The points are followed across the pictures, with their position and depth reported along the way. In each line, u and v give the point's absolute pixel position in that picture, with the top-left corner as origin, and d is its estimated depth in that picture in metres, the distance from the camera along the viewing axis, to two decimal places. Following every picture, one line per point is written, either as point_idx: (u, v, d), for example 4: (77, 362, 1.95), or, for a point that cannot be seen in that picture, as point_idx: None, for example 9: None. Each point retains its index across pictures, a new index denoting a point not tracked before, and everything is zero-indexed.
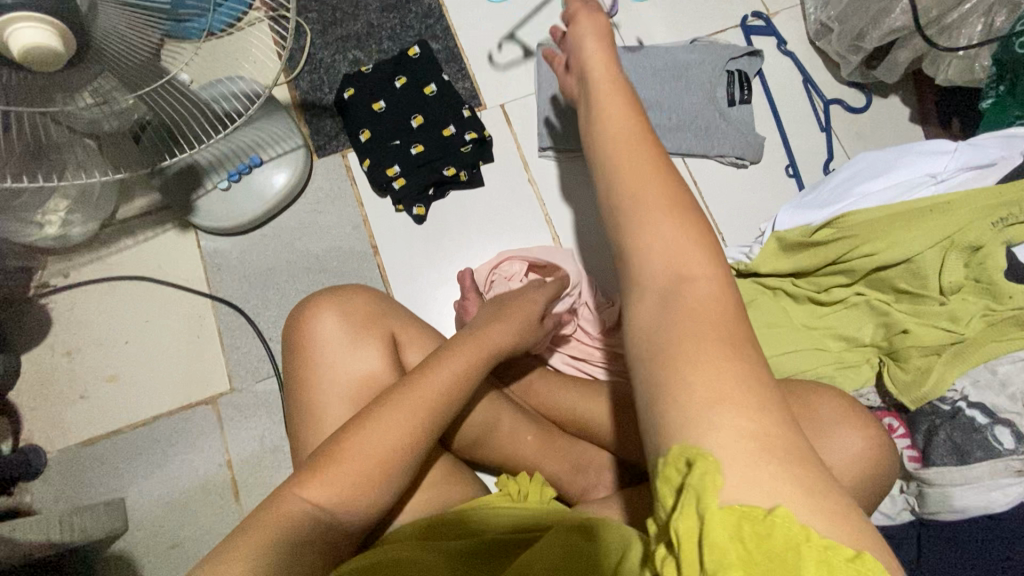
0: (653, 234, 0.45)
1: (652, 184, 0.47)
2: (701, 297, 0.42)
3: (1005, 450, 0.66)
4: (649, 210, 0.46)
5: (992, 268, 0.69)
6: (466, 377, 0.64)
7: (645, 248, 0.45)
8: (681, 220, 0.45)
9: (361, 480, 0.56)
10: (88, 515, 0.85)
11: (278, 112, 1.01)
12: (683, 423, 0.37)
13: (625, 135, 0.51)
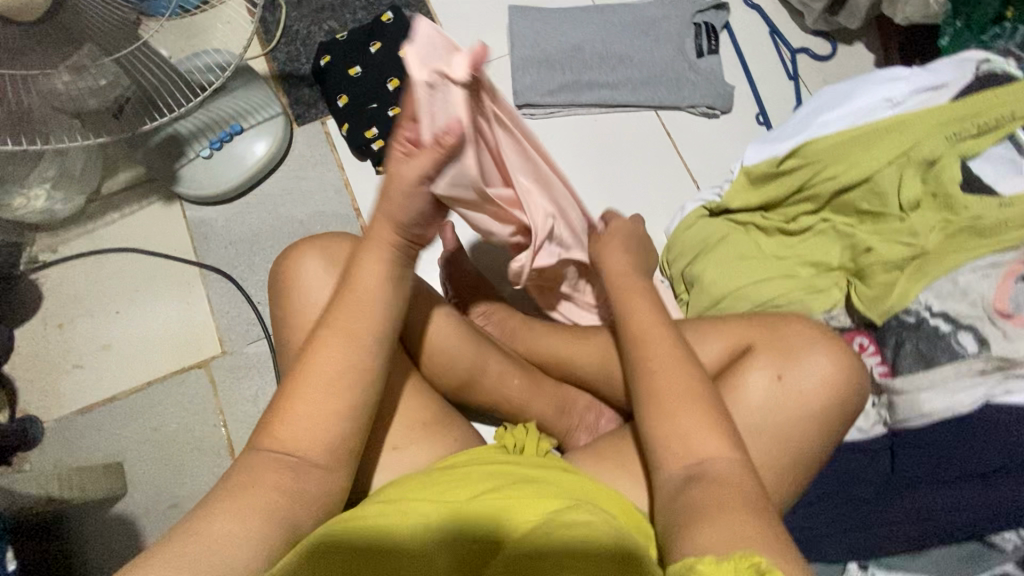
0: (645, 348, 0.63)
1: (678, 389, 0.59)
2: (690, 381, 0.59)
3: (968, 353, 0.69)
4: (670, 421, 0.57)
5: (947, 181, 0.73)
6: (382, 292, 0.59)
7: (641, 354, 0.63)
8: (699, 420, 0.57)
9: (315, 420, 0.56)
10: (85, 476, 0.87)
11: (256, 82, 1.04)
12: (689, 529, 0.50)
13: (643, 342, 0.63)
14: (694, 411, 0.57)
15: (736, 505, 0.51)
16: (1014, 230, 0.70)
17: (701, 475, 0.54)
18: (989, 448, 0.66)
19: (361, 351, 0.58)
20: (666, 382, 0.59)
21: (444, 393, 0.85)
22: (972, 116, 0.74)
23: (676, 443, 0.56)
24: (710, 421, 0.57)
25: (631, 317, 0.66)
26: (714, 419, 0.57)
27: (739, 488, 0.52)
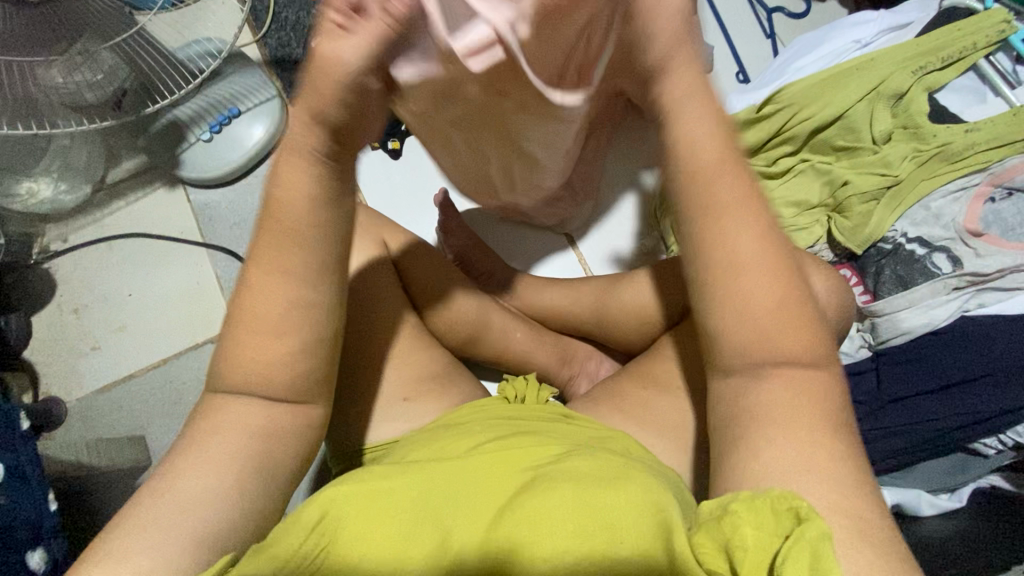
0: (719, 225, 0.48)
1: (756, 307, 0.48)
2: (754, 253, 0.48)
3: (943, 272, 0.74)
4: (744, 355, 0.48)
5: (915, 113, 0.78)
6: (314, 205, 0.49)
7: (709, 252, 0.49)
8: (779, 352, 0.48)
9: (278, 370, 0.51)
10: (113, 446, 0.91)
11: (252, 68, 1.08)
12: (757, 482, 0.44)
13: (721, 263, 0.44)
14: (763, 279, 0.48)
15: (799, 421, 0.46)
16: (979, 153, 0.75)
17: (764, 371, 0.48)
18: (964, 355, 0.72)
19: (311, 284, 0.51)
20: (738, 264, 0.48)
21: (451, 349, 0.88)
22: (937, 49, 0.78)
23: (739, 329, 0.48)
24: (787, 304, 0.48)
25: (699, 178, 0.48)
26: (790, 301, 0.48)
27: (817, 397, 0.47)
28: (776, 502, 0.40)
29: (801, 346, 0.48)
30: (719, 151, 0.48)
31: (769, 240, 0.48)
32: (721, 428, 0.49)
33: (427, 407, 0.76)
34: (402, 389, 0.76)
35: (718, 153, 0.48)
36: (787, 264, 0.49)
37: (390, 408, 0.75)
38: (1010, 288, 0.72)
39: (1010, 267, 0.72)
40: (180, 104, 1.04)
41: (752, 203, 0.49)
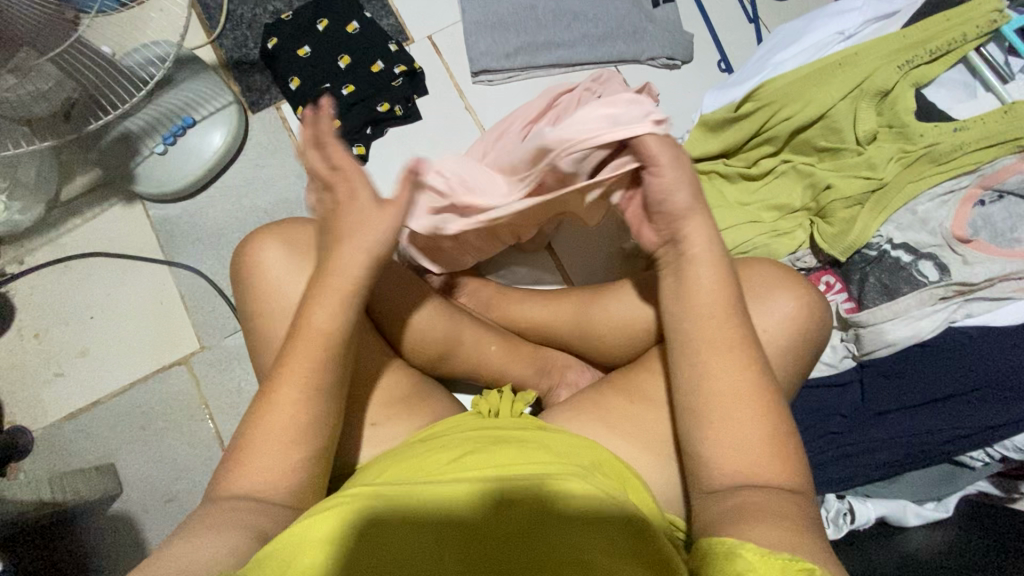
0: (706, 360, 0.58)
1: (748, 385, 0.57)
2: (743, 388, 0.56)
3: (928, 281, 0.73)
4: (740, 416, 0.56)
5: (901, 111, 0.75)
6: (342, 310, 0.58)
7: (693, 366, 0.58)
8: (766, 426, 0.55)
9: (281, 451, 0.54)
10: (79, 478, 0.88)
11: (204, 72, 1.01)
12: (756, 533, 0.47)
13: (726, 337, 0.58)
14: (743, 414, 0.56)
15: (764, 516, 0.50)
16: (969, 154, 0.73)
17: (738, 492, 0.53)
18: (952, 367, 0.69)
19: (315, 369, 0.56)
20: (719, 393, 0.57)
21: (421, 368, 0.84)
22: (924, 41, 0.75)
23: (711, 452, 0.56)
24: (759, 436, 0.55)
25: (698, 320, 0.59)
26: (766, 435, 0.55)
27: (786, 514, 0.50)
28: (788, 562, 0.43)
29: (770, 473, 0.54)
30: (711, 310, 0.59)
31: (751, 373, 0.57)
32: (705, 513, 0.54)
33: (397, 431, 0.73)
34: (369, 414, 0.73)
35: (723, 305, 0.59)
36: (768, 404, 0.56)
37: (358, 434, 0.72)
38: (998, 298, 0.70)
39: (997, 277, 0.70)
40: (131, 115, 0.98)
41: (734, 348, 0.58)
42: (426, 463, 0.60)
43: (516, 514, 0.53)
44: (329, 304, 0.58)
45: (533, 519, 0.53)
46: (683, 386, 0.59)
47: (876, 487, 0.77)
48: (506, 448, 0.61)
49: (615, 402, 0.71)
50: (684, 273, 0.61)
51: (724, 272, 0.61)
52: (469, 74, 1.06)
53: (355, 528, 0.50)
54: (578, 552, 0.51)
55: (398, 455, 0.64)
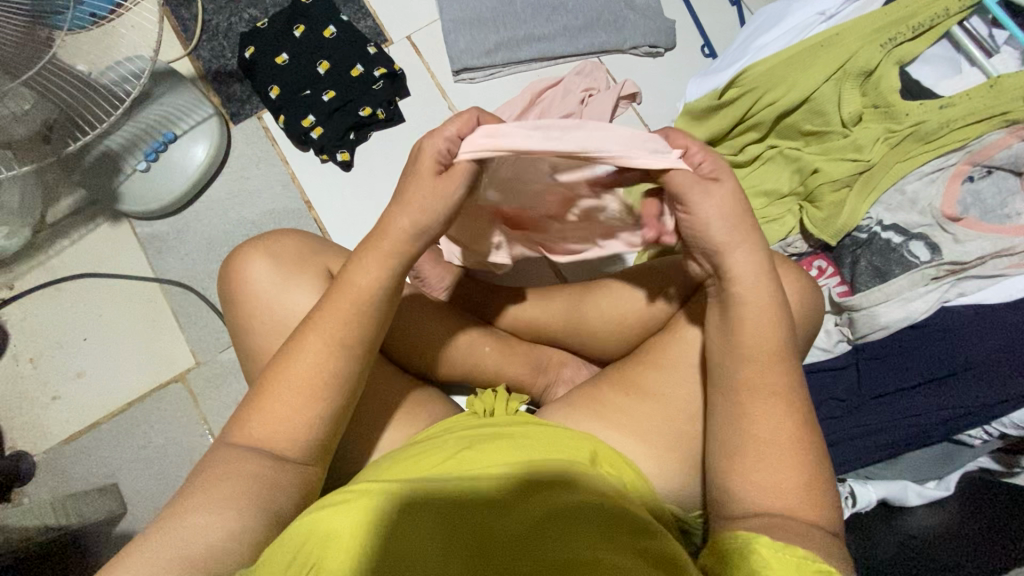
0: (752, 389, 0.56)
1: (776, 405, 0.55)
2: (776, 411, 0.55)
3: (920, 261, 0.72)
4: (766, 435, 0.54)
5: (885, 91, 0.74)
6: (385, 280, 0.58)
7: (736, 408, 0.56)
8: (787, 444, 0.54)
9: (286, 420, 0.55)
10: (83, 500, 0.88)
11: (182, 85, 1.00)
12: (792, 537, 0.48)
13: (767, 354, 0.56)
14: (778, 452, 0.54)
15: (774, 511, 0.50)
16: (955, 131, 0.72)
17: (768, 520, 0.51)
18: (946, 349, 0.69)
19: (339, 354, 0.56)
20: (761, 437, 0.54)
21: (417, 372, 0.83)
22: (906, 19, 0.74)
23: (743, 484, 0.54)
24: (788, 472, 0.53)
25: (741, 362, 0.57)
26: (799, 473, 0.53)
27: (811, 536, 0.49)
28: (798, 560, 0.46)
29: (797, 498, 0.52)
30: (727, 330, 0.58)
31: (786, 416, 0.55)
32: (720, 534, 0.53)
33: (393, 440, 0.72)
34: (363, 424, 0.71)
35: (773, 347, 0.56)
36: (803, 446, 0.54)
37: (354, 444, 0.71)
38: (990, 276, 0.70)
39: (989, 255, 0.69)
40: (111, 133, 0.97)
41: (773, 393, 0.55)
42: (433, 458, 0.60)
43: (533, 522, 0.51)
44: (359, 294, 0.58)
45: (554, 523, 0.51)
46: (720, 425, 0.57)
47: (875, 469, 0.78)
48: (516, 450, 0.60)
49: (613, 397, 0.71)
50: (732, 310, 0.57)
51: (775, 309, 0.57)
52: (450, 73, 1.05)
53: (377, 519, 0.50)
54: (594, 554, 0.48)
55: (399, 455, 0.63)
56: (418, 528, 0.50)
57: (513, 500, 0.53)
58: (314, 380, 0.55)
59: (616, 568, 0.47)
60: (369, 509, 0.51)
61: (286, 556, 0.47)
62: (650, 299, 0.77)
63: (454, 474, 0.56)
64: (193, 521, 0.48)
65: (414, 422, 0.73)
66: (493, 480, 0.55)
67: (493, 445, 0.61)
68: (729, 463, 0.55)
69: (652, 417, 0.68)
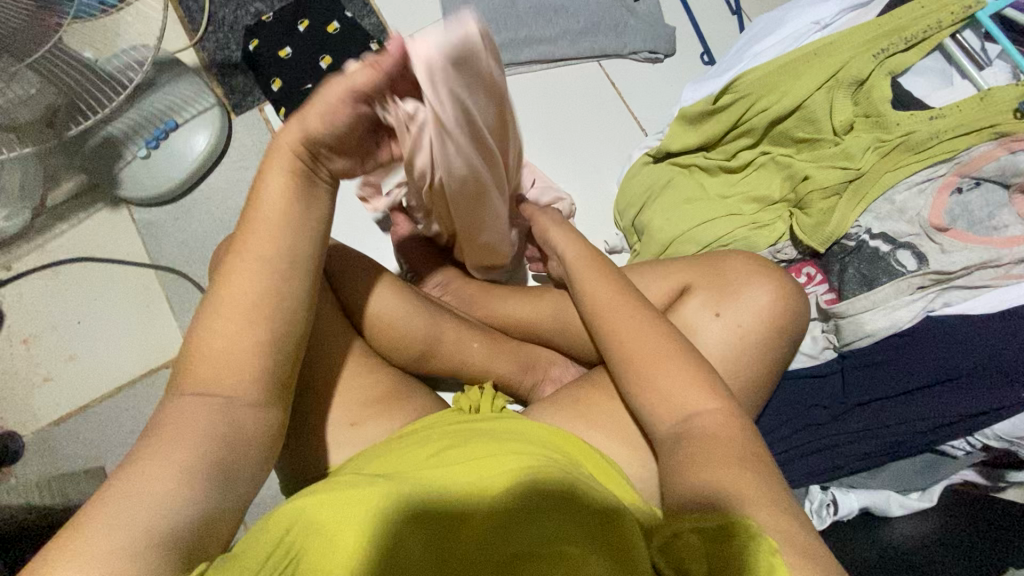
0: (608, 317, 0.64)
1: (651, 338, 0.60)
2: (648, 341, 0.60)
3: (907, 270, 0.73)
4: (644, 369, 0.59)
5: (877, 100, 0.76)
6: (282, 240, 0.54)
7: (647, 388, 0.58)
8: (674, 361, 0.58)
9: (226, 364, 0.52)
10: (67, 481, 0.90)
11: (187, 75, 1.01)
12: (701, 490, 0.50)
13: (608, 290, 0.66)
14: (675, 370, 0.58)
15: (742, 479, 0.50)
16: (943, 142, 0.74)
17: (687, 432, 0.55)
18: (929, 358, 0.69)
19: (277, 273, 0.54)
20: (633, 352, 0.60)
21: (401, 365, 0.82)
22: (900, 29, 0.76)
23: (652, 407, 0.58)
24: (688, 379, 0.57)
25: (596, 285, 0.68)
26: (686, 369, 0.58)
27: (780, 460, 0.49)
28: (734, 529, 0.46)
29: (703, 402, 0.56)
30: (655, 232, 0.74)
31: (659, 332, 0.61)
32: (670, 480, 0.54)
33: (376, 430, 0.72)
34: (345, 414, 0.71)
35: (629, 308, 0.64)
36: (673, 340, 0.60)
37: (337, 433, 0.71)
38: (975, 287, 0.70)
39: (974, 265, 0.70)
40: (114, 120, 0.98)
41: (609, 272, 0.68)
42: (414, 456, 0.60)
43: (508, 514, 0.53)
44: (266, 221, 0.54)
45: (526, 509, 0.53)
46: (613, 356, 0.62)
47: (858, 478, 0.77)
48: (497, 447, 0.60)
49: (598, 396, 0.71)
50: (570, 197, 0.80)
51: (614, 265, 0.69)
52: None
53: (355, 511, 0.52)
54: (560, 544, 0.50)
55: (375, 452, 0.62)
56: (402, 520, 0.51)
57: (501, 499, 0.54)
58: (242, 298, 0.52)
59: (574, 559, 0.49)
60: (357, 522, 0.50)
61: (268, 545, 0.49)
62: None
63: (441, 470, 0.57)
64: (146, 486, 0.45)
65: (399, 415, 0.73)
66: (470, 487, 0.55)
67: (472, 440, 0.61)
68: (633, 386, 0.59)
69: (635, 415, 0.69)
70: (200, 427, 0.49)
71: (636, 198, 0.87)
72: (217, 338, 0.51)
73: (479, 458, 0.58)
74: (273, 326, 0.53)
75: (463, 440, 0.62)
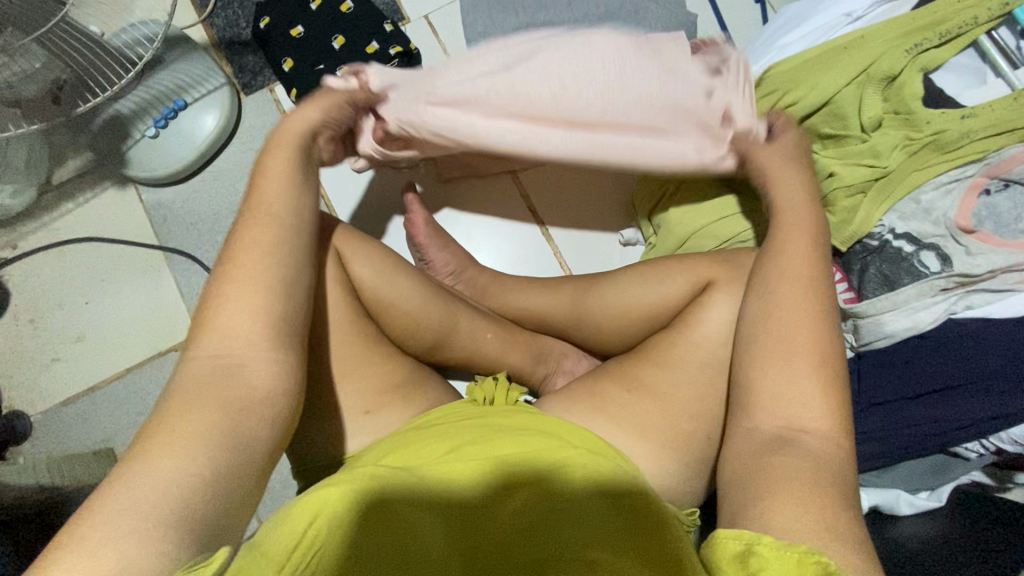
0: (780, 285, 0.59)
1: (805, 333, 0.56)
2: (806, 325, 0.56)
3: (931, 272, 0.72)
4: (786, 353, 0.55)
5: (908, 97, 0.74)
6: (278, 249, 0.54)
7: (779, 370, 0.54)
8: (816, 361, 0.54)
9: (219, 358, 0.49)
10: (78, 461, 0.90)
11: (196, 53, 0.99)
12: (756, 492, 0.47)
13: (790, 268, 0.60)
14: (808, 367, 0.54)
15: (822, 494, 0.46)
16: (974, 142, 0.72)
17: (791, 440, 0.51)
18: (948, 362, 0.69)
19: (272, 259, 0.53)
20: (773, 323, 0.57)
21: (415, 355, 0.81)
22: (934, 24, 0.74)
23: (766, 401, 0.54)
24: (817, 385, 0.53)
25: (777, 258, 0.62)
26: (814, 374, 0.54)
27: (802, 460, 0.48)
28: (802, 554, 0.40)
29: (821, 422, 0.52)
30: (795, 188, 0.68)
31: (821, 326, 0.56)
32: (733, 480, 0.51)
33: (390, 420, 0.71)
34: (359, 403, 0.71)
35: (804, 279, 0.59)
36: (822, 342, 0.55)
37: (351, 422, 0.70)
38: (1000, 290, 0.69)
39: (1000, 269, 0.69)
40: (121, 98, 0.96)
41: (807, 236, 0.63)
42: (432, 448, 0.59)
43: (520, 518, 0.53)
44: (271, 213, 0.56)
45: (543, 516, 0.53)
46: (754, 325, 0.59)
47: (869, 477, 0.78)
48: (516, 443, 0.60)
49: (614, 392, 0.71)
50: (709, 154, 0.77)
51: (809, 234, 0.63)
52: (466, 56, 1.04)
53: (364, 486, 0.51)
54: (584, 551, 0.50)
55: (392, 443, 0.62)
56: (406, 501, 0.52)
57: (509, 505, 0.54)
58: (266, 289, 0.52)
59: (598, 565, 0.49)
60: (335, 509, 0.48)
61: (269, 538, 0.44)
62: (656, 294, 0.76)
63: (450, 466, 0.57)
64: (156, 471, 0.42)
65: (413, 405, 0.73)
66: (478, 490, 0.55)
67: (487, 433, 0.61)
68: (759, 358, 0.56)
69: (651, 411, 0.69)
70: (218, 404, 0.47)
71: (651, 193, 0.91)
72: (248, 332, 0.51)
73: (494, 455, 0.58)
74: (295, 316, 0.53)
75: (476, 433, 0.62)
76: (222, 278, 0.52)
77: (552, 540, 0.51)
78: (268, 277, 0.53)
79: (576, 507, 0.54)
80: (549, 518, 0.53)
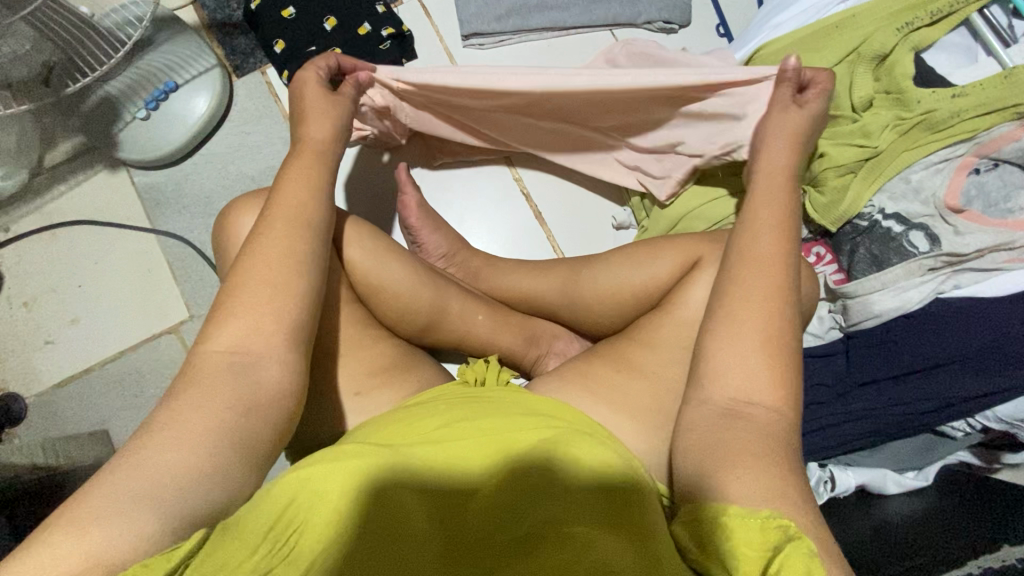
0: (735, 271, 0.58)
1: (757, 317, 0.55)
2: (766, 305, 0.55)
3: (919, 252, 0.72)
4: (733, 334, 0.54)
5: (898, 76, 0.73)
6: (302, 248, 0.56)
7: (725, 346, 0.54)
8: (773, 343, 0.53)
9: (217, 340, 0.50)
10: (73, 443, 0.92)
11: (186, 33, 0.98)
12: (733, 461, 0.47)
13: (754, 249, 0.59)
14: (759, 351, 0.53)
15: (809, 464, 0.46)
16: (964, 121, 0.72)
17: (738, 413, 0.51)
18: (938, 340, 0.69)
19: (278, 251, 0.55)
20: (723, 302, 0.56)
21: (406, 337, 0.82)
22: (924, 4, 0.74)
23: (715, 373, 0.54)
24: (763, 366, 0.52)
25: (746, 239, 0.61)
26: (766, 345, 0.53)
27: (776, 430, 0.50)
28: (765, 520, 0.43)
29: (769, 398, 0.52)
30: None
31: (771, 309, 0.55)
32: (699, 451, 0.50)
33: (381, 400, 0.72)
34: (350, 383, 0.71)
35: (766, 263, 0.58)
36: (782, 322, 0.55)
37: (341, 402, 0.71)
38: (988, 269, 0.70)
39: (988, 248, 0.70)
40: (110, 79, 0.95)
41: (760, 215, 0.62)
42: (421, 426, 0.59)
43: (500, 496, 0.53)
44: (303, 199, 0.60)
45: (520, 493, 0.53)
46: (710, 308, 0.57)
47: (856, 457, 0.78)
48: (505, 420, 0.59)
49: (602, 371, 0.71)
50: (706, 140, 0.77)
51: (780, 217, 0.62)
52: (459, 38, 1.03)
53: (344, 486, 0.48)
54: (566, 527, 0.50)
55: (383, 420, 0.63)
56: (391, 486, 0.51)
57: (496, 480, 0.54)
58: (266, 272, 0.53)
59: (578, 541, 0.49)
60: (326, 492, 0.48)
61: (266, 518, 0.45)
62: (646, 275, 0.76)
63: (438, 441, 0.56)
64: (157, 453, 0.43)
65: (404, 385, 0.73)
66: (464, 465, 0.54)
67: (471, 416, 0.60)
68: (713, 337, 0.55)
69: (641, 391, 0.69)
70: (223, 397, 0.48)
71: None
72: (247, 319, 0.52)
73: (483, 433, 0.57)
74: (285, 291, 0.53)
75: (467, 410, 0.62)
76: (250, 260, 0.54)
77: (535, 518, 0.51)
78: (281, 262, 0.54)
79: (552, 481, 0.54)
80: (537, 497, 0.53)
